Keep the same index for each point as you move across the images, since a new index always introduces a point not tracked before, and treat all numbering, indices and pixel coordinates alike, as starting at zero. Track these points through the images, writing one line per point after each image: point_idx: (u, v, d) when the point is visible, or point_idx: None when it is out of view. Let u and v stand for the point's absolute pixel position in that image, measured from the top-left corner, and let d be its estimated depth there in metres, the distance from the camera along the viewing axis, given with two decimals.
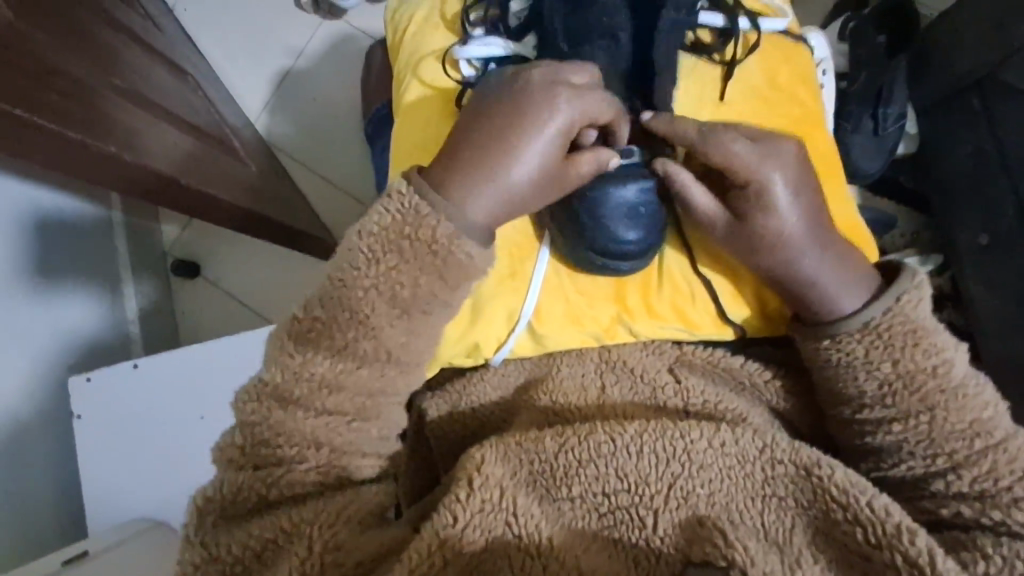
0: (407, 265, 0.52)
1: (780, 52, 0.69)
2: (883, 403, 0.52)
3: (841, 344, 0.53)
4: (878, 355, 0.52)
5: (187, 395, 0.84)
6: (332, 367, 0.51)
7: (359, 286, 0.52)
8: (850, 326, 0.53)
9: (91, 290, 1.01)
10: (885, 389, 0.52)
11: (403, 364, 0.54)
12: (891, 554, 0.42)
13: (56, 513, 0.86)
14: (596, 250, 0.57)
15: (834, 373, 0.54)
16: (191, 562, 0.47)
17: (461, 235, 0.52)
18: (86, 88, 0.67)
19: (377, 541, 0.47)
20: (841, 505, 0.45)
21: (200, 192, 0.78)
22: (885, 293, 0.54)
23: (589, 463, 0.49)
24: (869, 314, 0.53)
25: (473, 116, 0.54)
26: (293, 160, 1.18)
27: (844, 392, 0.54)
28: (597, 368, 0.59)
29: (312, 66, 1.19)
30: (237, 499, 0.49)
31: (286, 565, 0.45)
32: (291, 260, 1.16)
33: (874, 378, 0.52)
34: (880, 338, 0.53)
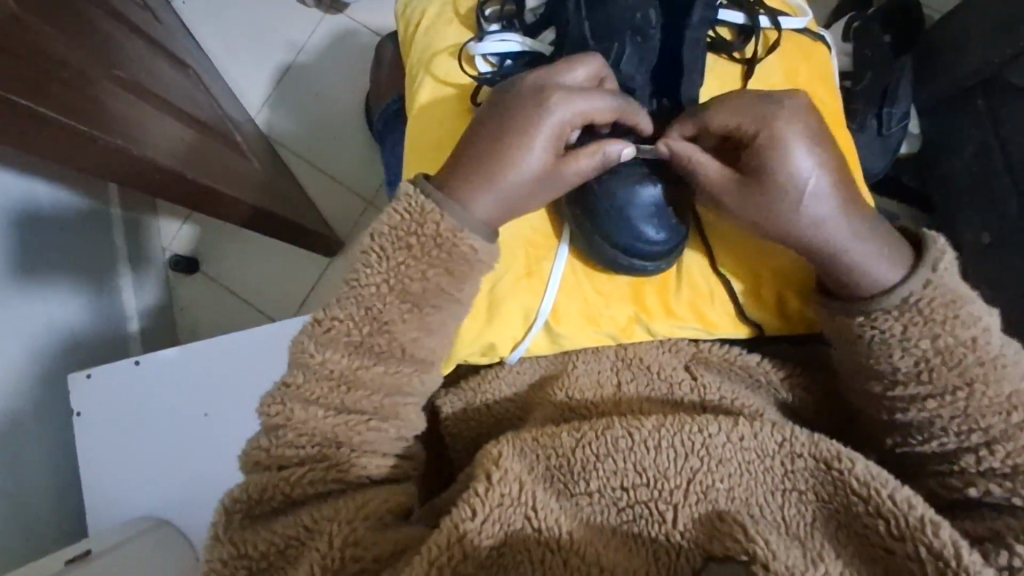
0: (415, 262, 0.52)
1: (799, 51, 0.69)
2: (919, 380, 0.51)
3: (882, 319, 0.51)
4: (918, 331, 0.50)
5: (190, 393, 0.83)
6: (350, 364, 0.52)
7: (370, 284, 0.52)
8: (889, 302, 0.51)
9: (89, 285, 0.99)
10: (922, 366, 0.50)
11: (421, 361, 0.54)
12: (914, 546, 0.42)
13: (55, 510, 0.85)
14: (619, 248, 0.57)
15: (866, 350, 0.52)
16: (219, 559, 0.47)
17: (463, 229, 0.53)
18: (91, 80, 0.66)
19: (398, 538, 0.47)
20: (862, 498, 0.45)
21: (205, 186, 0.78)
22: (923, 261, 0.52)
23: (607, 457, 0.49)
24: (906, 288, 0.51)
25: (476, 126, 0.56)
26: (295, 156, 1.17)
27: (875, 369, 0.52)
28: (614, 366, 0.59)
29: (315, 62, 1.18)
30: (261, 498, 0.49)
31: (308, 561, 0.45)
32: (292, 256, 1.15)
33: (911, 355, 0.51)
34: (920, 315, 0.51)
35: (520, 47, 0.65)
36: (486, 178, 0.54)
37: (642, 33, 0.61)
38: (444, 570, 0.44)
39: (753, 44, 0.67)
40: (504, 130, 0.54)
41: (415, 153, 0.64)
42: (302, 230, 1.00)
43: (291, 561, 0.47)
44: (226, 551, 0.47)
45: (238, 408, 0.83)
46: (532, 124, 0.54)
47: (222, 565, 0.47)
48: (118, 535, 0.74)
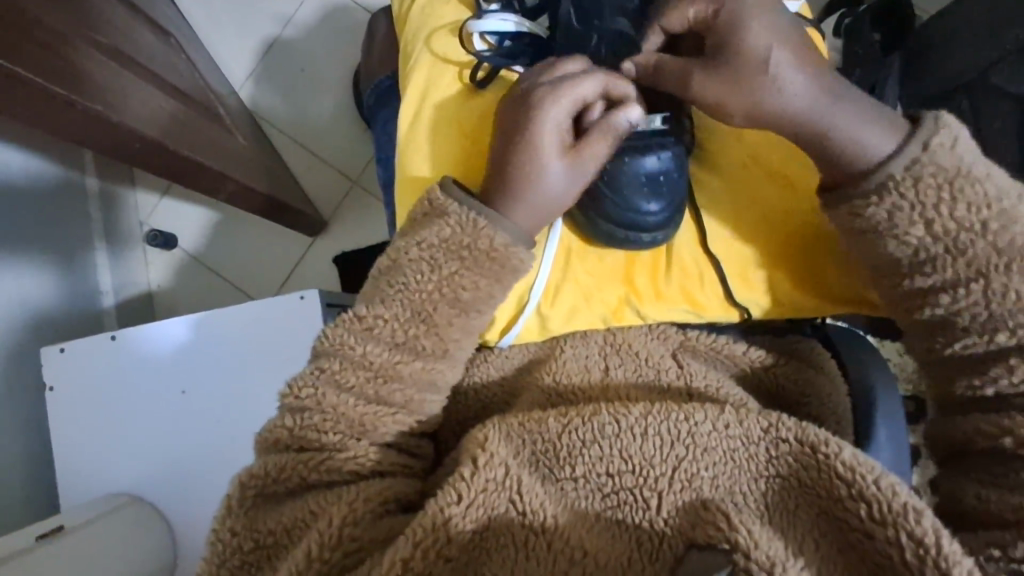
0: (467, 269, 0.54)
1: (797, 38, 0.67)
2: (926, 272, 0.53)
3: (870, 206, 0.53)
4: (904, 217, 0.52)
5: (167, 370, 0.81)
6: (390, 358, 0.53)
7: (421, 289, 0.54)
8: (870, 184, 0.53)
9: (63, 257, 0.97)
10: (921, 253, 0.52)
11: (450, 359, 0.55)
12: (896, 531, 0.43)
13: (26, 487, 0.83)
14: (617, 223, 0.57)
15: (866, 242, 0.54)
16: (229, 532, 0.48)
17: (514, 243, 0.55)
18: (72, 46, 0.64)
19: (393, 525, 0.47)
20: (846, 482, 0.46)
21: (190, 160, 0.76)
22: (914, 137, 0.53)
23: (592, 444, 0.49)
24: (891, 168, 0.52)
25: (496, 141, 0.57)
26: (278, 131, 1.15)
27: (886, 267, 0.54)
28: (601, 351, 0.59)
29: (302, 36, 1.15)
30: (277, 479, 0.49)
31: (305, 544, 0.45)
32: (276, 233, 1.13)
33: (908, 246, 0.53)
34: (917, 205, 0.52)
35: (520, 29, 0.64)
36: (522, 192, 0.55)
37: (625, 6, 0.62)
38: (428, 552, 0.44)
39: None
40: (530, 147, 0.55)
41: (405, 134, 0.63)
42: (284, 208, 0.98)
43: (294, 542, 0.47)
44: (236, 521, 0.48)
45: (217, 387, 0.81)
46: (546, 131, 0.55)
47: (232, 538, 0.48)
48: (89, 512, 0.73)
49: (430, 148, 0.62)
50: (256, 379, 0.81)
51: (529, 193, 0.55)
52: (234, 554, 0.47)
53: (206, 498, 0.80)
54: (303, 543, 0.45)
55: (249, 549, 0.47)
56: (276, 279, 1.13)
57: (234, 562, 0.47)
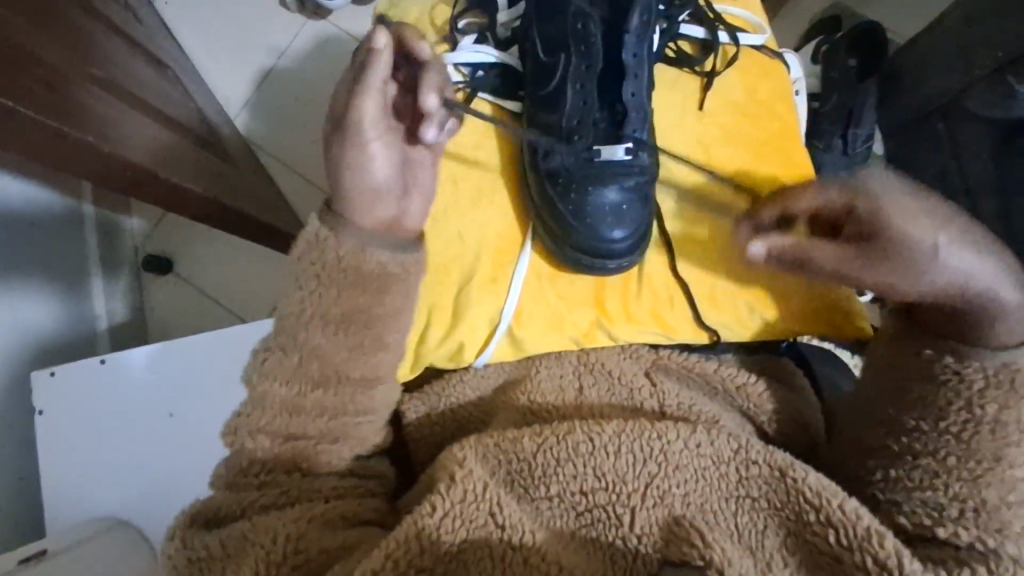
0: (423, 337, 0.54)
1: (759, 69, 0.68)
2: (954, 432, 0.50)
3: (951, 373, 0.51)
4: (974, 396, 0.50)
5: (155, 392, 0.82)
6: (292, 393, 0.51)
7: (301, 319, 0.51)
8: (986, 363, 0.50)
9: (59, 284, 0.98)
10: (966, 424, 0.50)
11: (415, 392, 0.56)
12: (862, 555, 0.44)
13: (14, 511, 0.83)
14: (581, 250, 0.59)
15: (922, 394, 0.52)
16: (169, 555, 0.47)
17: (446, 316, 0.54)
18: (69, 79, 0.66)
19: (346, 536, 0.48)
20: (813, 507, 0.47)
21: (182, 188, 0.78)
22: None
23: (568, 462, 0.49)
24: (998, 359, 0.50)
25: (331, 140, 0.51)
26: (270, 158, 1.17)
27: (915, 417, 0.52)
28: (575, 370, 0.59)
29: (296, 67, 1.18)
30: (223, 505, 0.50)
31: (253, 559, 0.45)
32: (269, 258, 1.15)
33: (967, 411, 0.50)
34: (1007, 379, 0.50)
35: (493, 59, 0.66)
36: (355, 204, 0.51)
37: (585, 44, 0.61)
38: (399, 564, 0.44)
39: (712, 59, 0.68)
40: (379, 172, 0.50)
41: None
42: (276, 235, 1.00)
43: (233, 555, 0.47)
44: (176, 543, 0.48)
45: (206, 410, 0.82)
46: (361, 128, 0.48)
47: (171, 559, 0.47)
48: (74, 536, 0.73)
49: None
50: (245, 401, 0.82)
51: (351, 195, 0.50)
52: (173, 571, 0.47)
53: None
54: (248, 559, 0.45)
55: (185, 565, 0.46)
56: (268, 302, 1.15)
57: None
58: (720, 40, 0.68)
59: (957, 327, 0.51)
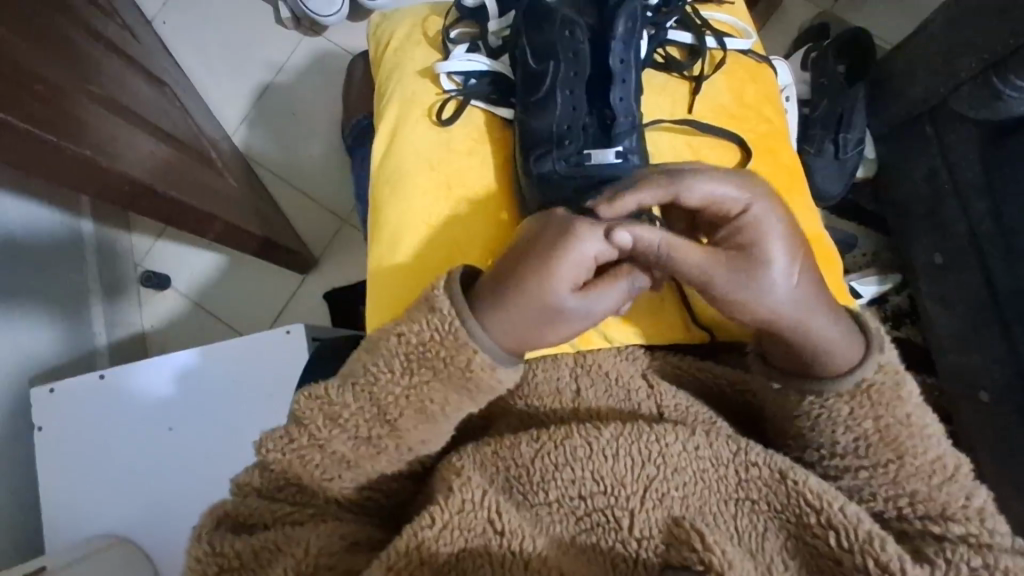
0: (438, 383, 0.51)
1: (746, 73, 0.69)
2: (858, 457, 0.50)
3: (807, 401, 0.51)
4: (843, 415, 0.50)
5: (155, 407, 0.82)
6: (348, 440, 0.51)
7: (382, 365, 0.51)
8: (841, 386, 0.50)
9: (59, 301, 0.99)
10: (861, 441, 0.50)
11: (436, 429, 0.53)
12: (863, 559, 0.42)
13: (14, 529, 0.83)
14: None
15: (808, 423, 0.51)
16: (194, 558, 0.48)
17: (496, 363, 0.51)
18: (68, 97, 0.67)
19: (368, 558, 0.48)
20: (814, 509, 0.44)
21: (179, 202, 0.78)
22: (869, 358, 0.50)
23: (565, 466, 0.47)
24: (858, 375, 0.50)
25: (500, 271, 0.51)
26: (266, 173, 1.18)
27: (814, 438, 0.52)
28: (572, 372, 0.57)
29: (292, 83, 1.20)
30: (250, 514, 0.51)
31: (281, 565, 0.45)
32: (268, 273, 1.16)
33: (851, 432, 0.50)
34: (868, 398, 0.49)
35: (484, 67, 0.67)
36: (504, 310, 0.50)
37: (574, 52, 0.62)
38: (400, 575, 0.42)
39: (700, 63, 0.69)
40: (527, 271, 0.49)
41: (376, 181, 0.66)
42: (274, 247, 1.01)
43: (263, 565, 0.47)
44: (202, 547, 0.48)
45: (204, 425, 0.82)
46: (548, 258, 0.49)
47: (197, 563, 0.47)
48: (75, 553, 0.73)
49: (401, 198, 0.64)
50: (243, 412, 0.82)
51: (507, 314, 0.50)
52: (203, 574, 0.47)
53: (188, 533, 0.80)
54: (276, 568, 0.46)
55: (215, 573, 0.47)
56: (268, 316, 1.15)
57: None
58: (707, 46, 0.69)
59: (810, 350, 0.49)
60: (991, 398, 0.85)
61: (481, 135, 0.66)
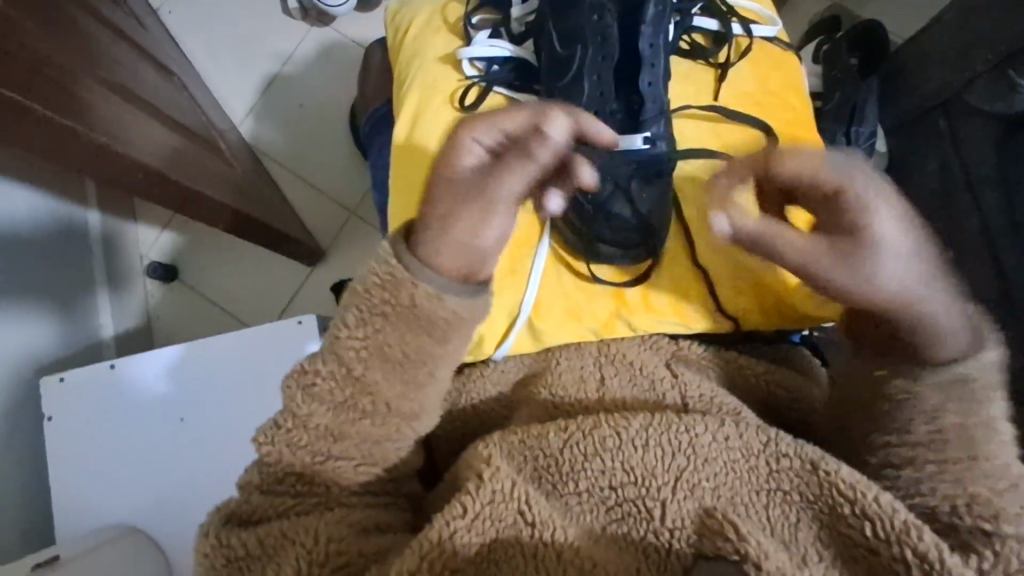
0: (393, 326, 0.49)
1: (771, 60, 0.69)
2: (930, 447, 0.49)
3: (904, 388, 0.51)
4: (932, 406, 0.50)
5: (166, 397, 0.81)
6: (335, 419, 0.49)
7: (349, 342, 0.49)
8: (938, 377, 0.50)
9: (65, 291, 0.98)
10: (935, 433, 0.49)
11: (413, 383, 0.51)
12: (900, 548, 0.42)
13: (22, 520, 0.82)
14: (598, 237, 0.62)
15: (888, 409, 0.51)
16: (204, 553, 0.47)
17: (441, 293, 0.49)
18: (80, 82, 0.66)
19: (381, 541, 0.48)
20: (847, 499, 0.44)
21: (190, 190, 0.78)
22: (969, 356, 0.50)
23: (595, 456, 0.47)
24: (960, 368, 0.50)
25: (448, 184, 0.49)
26: (275, 164, 1.17)
27: (888, 424, 0.51)
28: (596, 361, 0.58)
29: (302, 73, 1.19)
30: (261, 506, 0.49)
31: (292, 561, 0.45)
32: (276, 264, 1.15)
33: (934, 423, 0.49)
34: (954, 390, 0.50)
35: (507, 54, 0.67)
36: (447, 236, 0.49)
37: (602, 36, 0.61)
38: (434, 565, 0.42)
39: (726, 50, 0.69)
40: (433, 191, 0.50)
41: (397, 166, 0.66)
42: (280, 237, 1.00)
43: (271, 554, 0.46)
44: (210, 538, 0.47)
45: (215, 416, 0.81)
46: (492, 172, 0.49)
47: (205, 558, 0.46)
48: (86, 543, 0.72)
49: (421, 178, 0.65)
50: (253, 403, 0.81)
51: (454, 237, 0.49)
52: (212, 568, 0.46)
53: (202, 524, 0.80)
54: (286, 559, 0.45)
55: (222, 565, 0.46)
56: (275, 307, 1.14)
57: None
58: (733, 32, 0.69)
59: (912, 334, 0.50)
60: None
61: None
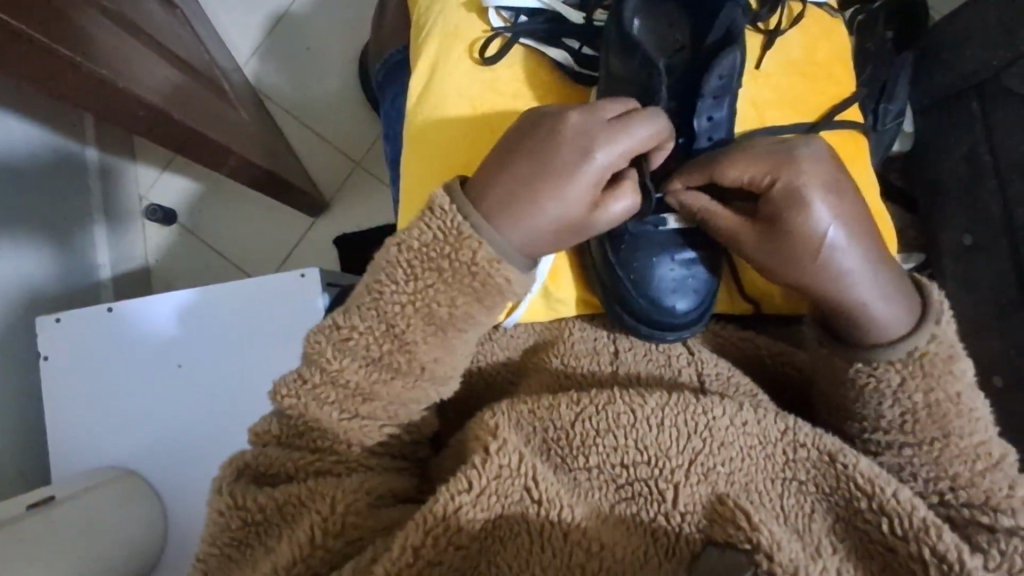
0: (445, 287, 0.48)
1: (819, 30, 0.66)
2: (915, 441, 0.49)
3: (859, 371, 0.50)
4: (891, 390, 0.49)
5: (163, 344, 0.80)
6: (367, 376, 0.48)
7: (394, 300, 0.48)
8: (894, 354, 0.49)
9: (61, 230, 0.95)
10: (908, 416, 0.49)
11: (448, 346, 0.50)
12: (918, 546, 0.41)
13: (18, 459, 0.82)
14: (634, 284, 0.56)
15: (854, 395, 0.51)
16: (221, 509, 0.46)
17: (501, 260, 0.48)
18: (80, 10, 0.62)
19: (393, 515, 0.47)
20: (864, 494, 0.44)
21: (192, 131, 0.74)
22: (930, 312, 0.50)
23: (607, 433, 0.46)
24: (915, 343, 0.49)
25: (510, 154, 0.49)
26: (281, 109, 1.13)
27: (859, 411, 0.51)
28: (611, 334, 0.57)
29: (309, 13, 1.14)
30: (270, 470, 0.49)
31: (307, 521, 0.44)
32: (280, 215, 1.12)
33: (899, 405, 0.49)
34: (921, 368, 0.49)
35: (538, 5, 0.63)
36: (527, 211, 0.48)
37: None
38: (438, 540, 0.41)
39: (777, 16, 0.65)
40: (532, 174, 0.48)
41: (413, 108, 0.63)
42: (281, 186, 0.96)
43: (289, 520, 0.46)
44: (224, 500, 0.46)
45: (213, 366, 0.80)
46: (575, 148, 0.48)
47: (220, 516, 0.46)
48: (83, 483, 0.72)
49: (436, 110, 0.62)
50: (257, 358, 0.79)
51: (535, 207, 0.48)
52: (224, 532, 0.46)
53: (205, 476, 0.79)
54: (300, 523, 0.44)
55: (238, 527, 0.46)
56: (277, 256, 1.12)
57: (226, 539, 0.46)
58: None
59: (857, 323, 0.50)
60: (1007, 385, 0.81)
61: (526, 77, 0.62)
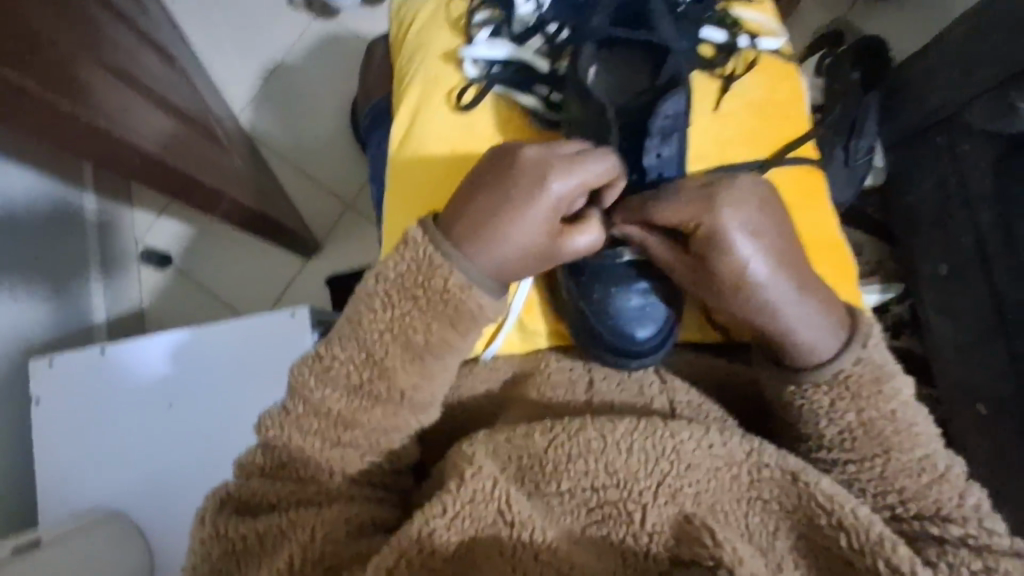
0: (421, 313, 0.50)
1: (777, 73, 0.70)
2: (881, 456, 0.50)
3: (793, 392, 0.53)
4: (823, 408, 0.52)
5: (153, 384, 0.81)
6: (348, 405, 0.50)
7: (375, 327, 0.50)
8: (820, 376, 0.51)
9: (58, 275, 0.97)
10: (845, 434, 0.51)
11: (426, 373, 0.51)
12: (873, 560, 0.43)
13: (8, 502, 0.82)
14: (603, 321, 0.58)
15: (795, 415, 0.53)
16: (204, 539, 0.47)
17: (473, 286, 0.50)
18: (82, 66, 0.66)
19: (372, 542, 0.47)
20: (824, 511, 0.45)
21: (185, 177, 0.77)
22: (855, 336, 0.52)
23: (579, 458, 0.47)
24: (840, 364, 0.51)
25: (476, 185, 0.52)
26: (275, 154, 1.17)
27: (802, 431, 0.54)
28: (584, 363, 0.59)
29: (302, 63, 1.19)
30: (252, 500, 0.49)
31: (286, 551, 0.45)
32: (272, 255, 1.15)
33: (836, 424, 0.51)
34: (847, 390, 0.51)
35: (506, 56, 0.67)
36: (493, 237, 0.50)
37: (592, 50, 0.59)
38: (413, 564, 0.42)
39: (733, 62, 0.69)
40: (498, 203, 0.51)
41: (394, 153, 0.66)
42: (273, 227, 0.99)
43: (267, 550, 0.46)
44: (207, 531, 0.47)
45: (202, 404, 0.80)
46: (537, 178, 0.51)
47: (202, 546, 0.47)
48: (71, 525, 0.72)
49: (416, 155, 0.65)
50: (245, 395, 0.80)
51: (501, 233, 0.50)
52: (206, 561, 0.47)
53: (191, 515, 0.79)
54: (281, 552, 0.45)
55: (220, 557, 0.46)
56: (269, 296, 1.14)
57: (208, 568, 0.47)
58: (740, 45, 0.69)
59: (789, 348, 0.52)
60: (986, 408, 0.82)
61: (501, 122, 0.66)
